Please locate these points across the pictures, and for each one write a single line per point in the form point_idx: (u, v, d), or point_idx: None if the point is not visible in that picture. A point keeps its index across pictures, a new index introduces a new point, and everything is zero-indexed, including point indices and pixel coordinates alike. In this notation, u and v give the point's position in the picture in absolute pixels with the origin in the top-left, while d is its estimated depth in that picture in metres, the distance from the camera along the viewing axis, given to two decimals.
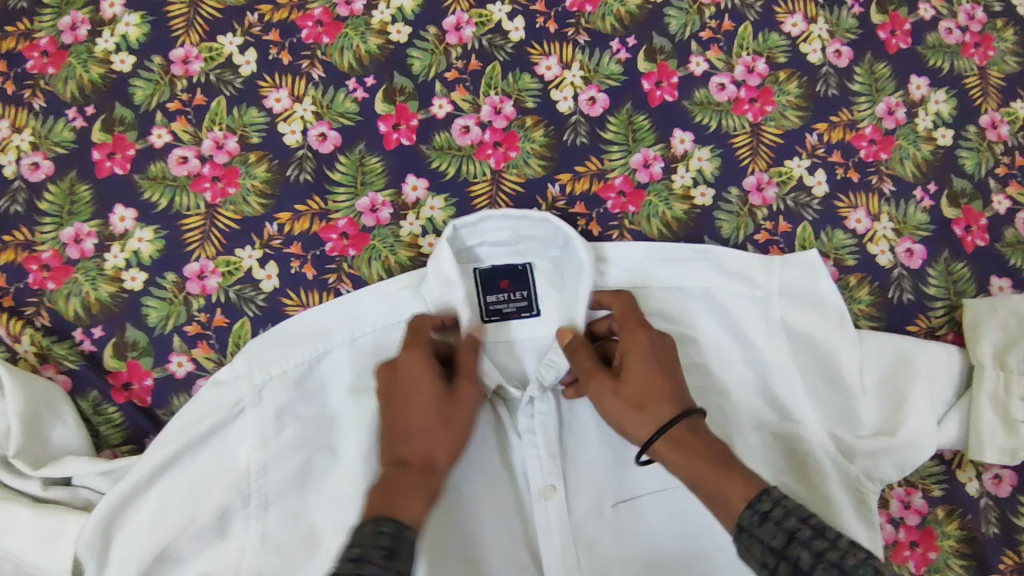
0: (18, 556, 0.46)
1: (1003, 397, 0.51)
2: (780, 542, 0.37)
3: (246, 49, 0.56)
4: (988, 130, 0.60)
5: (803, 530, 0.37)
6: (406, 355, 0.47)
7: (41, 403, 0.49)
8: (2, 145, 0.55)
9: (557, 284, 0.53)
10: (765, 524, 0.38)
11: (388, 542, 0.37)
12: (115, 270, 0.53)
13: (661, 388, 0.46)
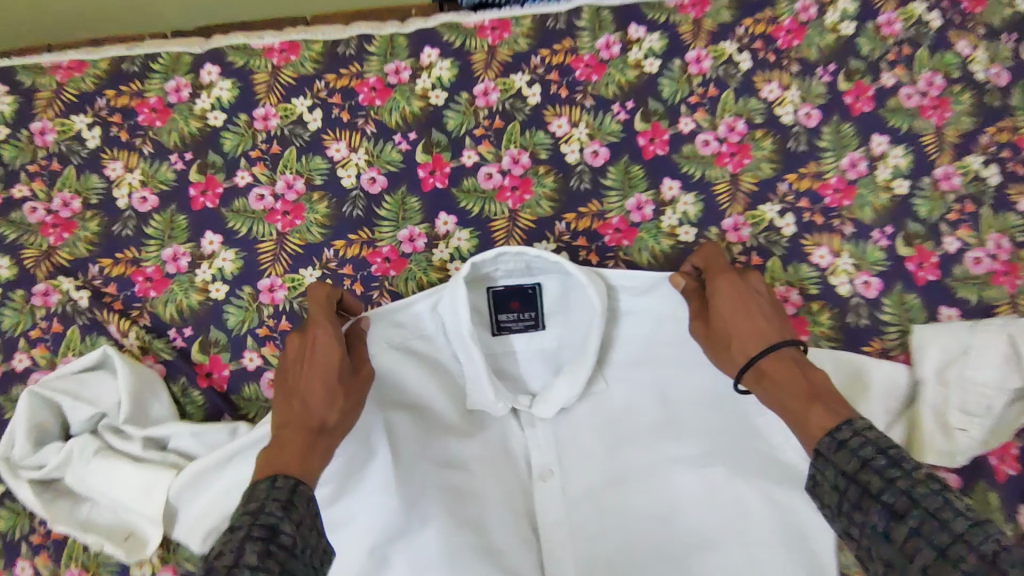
0: (119, 500, 0.57)
1: (941, 407, 0.60)
2: (853, 466, 0.45)
3: (314, 109, 0.70)
4: (941, 181, 0.69)
5: (877, 458, 0.44)
6: (318, 329, 0.56)
7: (144, 384, 0.61)
8: (118, 182, 0.68)
9: (561, 306, 0.65)
10: (841, 450, 0.46)
11: (283, 495, 0.45)
12: (204, 283, 0.65)
13: (748, 331, 0.57)
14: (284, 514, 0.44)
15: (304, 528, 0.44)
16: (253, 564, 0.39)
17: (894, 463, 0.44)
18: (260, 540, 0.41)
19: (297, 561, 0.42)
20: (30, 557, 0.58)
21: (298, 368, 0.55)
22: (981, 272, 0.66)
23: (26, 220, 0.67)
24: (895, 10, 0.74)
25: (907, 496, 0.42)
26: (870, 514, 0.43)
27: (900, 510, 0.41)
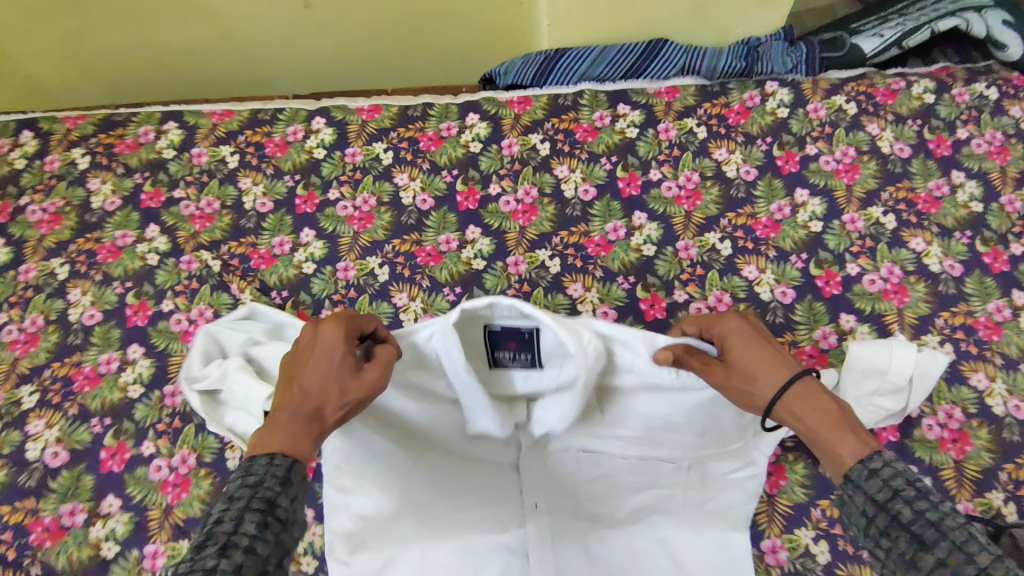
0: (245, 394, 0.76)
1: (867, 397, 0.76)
2: (884, 496, 0.53)
3: (387, 151, 0.98)
4: (848, 224, 0.91)
5: (908, 489, 0.53)
6: (325, 328, 0.64)
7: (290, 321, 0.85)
8: (247, 191, 0.96)
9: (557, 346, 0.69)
10: (873, 478, 0.55)
11: (282, 472, 0.54)
12: (298, 262, 0.91)
13: (771, 369, 0.65)
14: (281, 489, 0.53)
15: (295, 501, 0.54)
16: (252, 532, 0.49)
17: (919, 500, 0.52)
18: (260, 509, 0.50)
19: (286, 533, 0.52)
20: (154, 439, 0.82)
21: (304, 365, 0.63)
22: (874, 290, 0.87)
23: (180, 212, 0.95)
24: (821, 101, 0.99)
25: (935, 528, 0.49)
26: (897, 540, 0.51)
27: (928, 541, 0.49)
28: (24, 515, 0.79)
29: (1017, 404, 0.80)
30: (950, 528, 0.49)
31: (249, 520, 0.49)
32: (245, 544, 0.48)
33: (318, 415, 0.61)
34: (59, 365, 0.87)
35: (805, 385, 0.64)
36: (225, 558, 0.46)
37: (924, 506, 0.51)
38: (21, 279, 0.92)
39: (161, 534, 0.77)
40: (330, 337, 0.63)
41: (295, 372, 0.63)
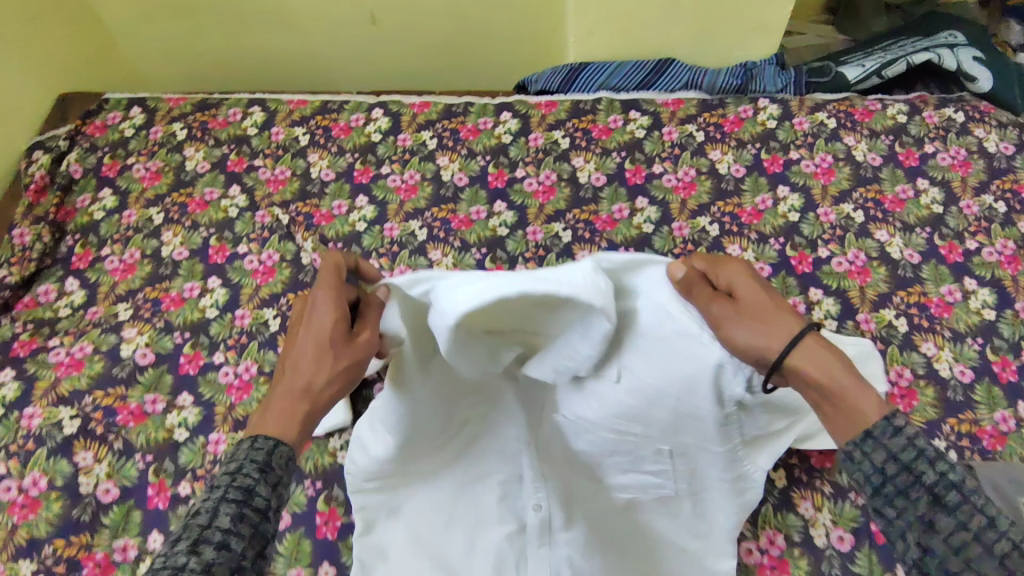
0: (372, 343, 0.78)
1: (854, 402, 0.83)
2: (911, 456, 0.58)
3: (433, 138, 1.17)
4: (822, 216, 1.05)
5: (928, 449, 0.59)
6: (317, 301, 0.73)
7: None
8: (314, 163, 1.15)
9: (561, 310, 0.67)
10: (897, 437, 0.59)
11: (261, 457, 0.62)
12: (353, 221, 1.09)
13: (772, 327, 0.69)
14: (259, 478, 0.61)
15: (275, 486, 0.62)
16: (225, 525, 0.57)
17: (939, 462, 0.58)
18: (236, 500, 0.58)
19: (263, 515, 0.60)
20: (224, 351, 0.97)
21: (300, 339, 0.72)
22: (841, 271, 1.00)
23: (258, 176, 1.14)
24: (806, 116, 1.15)
25: (956, 489, 0.57)
26: (917, 501, 0.58)
27: (949, 503, 0.57)
28: (112, 399, 0.92)
29: (961, 370, 0.92)
30: (971, 491, 0.57)
31: (226, 509, 0.58)
32: (218, 537, 0.56)
33: (307, 389, 0.70)
34: (150, 289, 1.03)
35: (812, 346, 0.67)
36: (196, 554, 0.54)
37: (945, 469, 0.57)
38: (124, 222, 1.11)
39: (225, 425, 0.92)
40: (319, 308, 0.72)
41: (293, 349, 0.72)
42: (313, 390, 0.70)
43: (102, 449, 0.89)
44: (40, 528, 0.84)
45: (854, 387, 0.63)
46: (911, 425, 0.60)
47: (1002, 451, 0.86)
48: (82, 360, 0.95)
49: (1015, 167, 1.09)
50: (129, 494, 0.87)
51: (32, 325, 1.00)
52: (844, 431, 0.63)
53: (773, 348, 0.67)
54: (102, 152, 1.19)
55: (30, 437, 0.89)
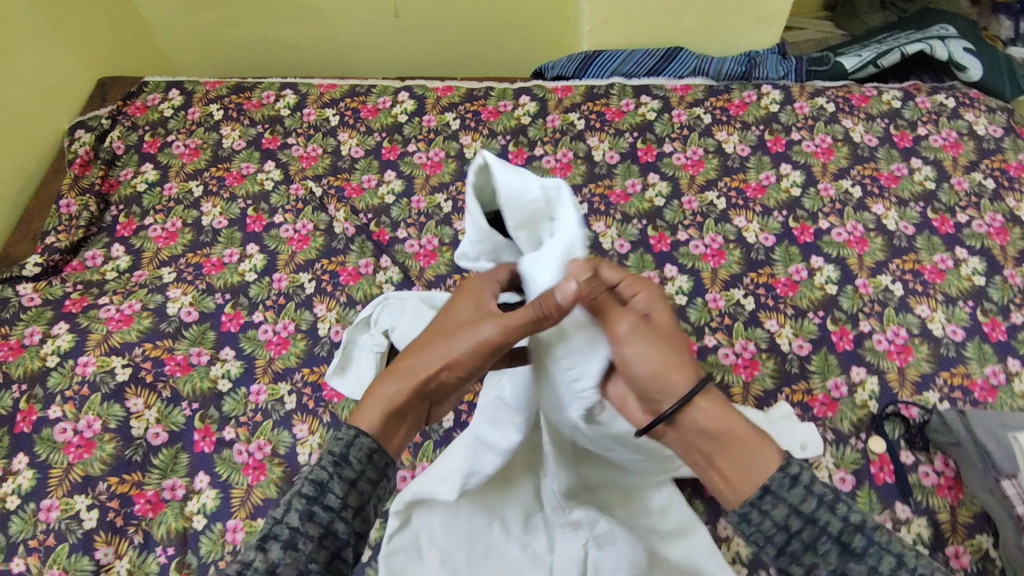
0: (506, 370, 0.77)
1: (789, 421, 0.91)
2: (811, 507, 0.55)
3: (456, 119, 1.24)
4: (823, 192, 1.12)
5: (826, 494, 0.55)
6: (472, 279, 0.71)
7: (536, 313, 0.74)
8: (345, 142, 1.22)
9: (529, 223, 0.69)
10: (795, 488, 0.55)
11: (340, 447, 0.60)
12: (382, 194, 1.16)
13: (673, 370, 0.60)
14: (334, 473, 0.59)
15: (352, 483, 0.60)
16: (295, 524, 0.57)
17: (839, 505, 0.55)
18: (308, 497, 0.58)
19: (341, 513, 0.59)
20: (263, 310, 1.04)
21: (438, 323, 0.69)
22: (840, 240, 1.07)
23: (292, 153, 1.21)
24: (806, 101, 1.22)
25: (861, 531, 0.54)
26: (827, 553, 0.55)
27: (857, 550, 0.54)
28: (161, 351, 0.99)
29: (954, 329, 0.98)
30: (874, 530, 0.54)
31: (297, 506, 0.58)
32: (286, 536, 0.57)
33: (415, 372, 0.65)
34: (192, 255, 1.10)
35: (709, 396, 0.59)
36: (263, 551, 0.56)
37: (847, 511, 0.55)
38: (165, 194, 1.18)
39: (265, 377, 0.98)
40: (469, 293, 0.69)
41: (428, 332, 0.69)
42: (409, 374, 0.65)
43: (152, 396, 0.95)
44: (94, 466, 0.89)
45: (753, 436, 0.57)
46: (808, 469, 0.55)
47: (993, 402, 0.92)
48: (131, 316, 1.02)
49: (1003, 148, 1.16)
50: (177, 437, 0.93)
51: (82, 285, 1.06)
52: (737, 489, 0.57)
53: (667, 394, 0.60)
54: (143, 130, 1.26)
55: (85, 383, 0.95)
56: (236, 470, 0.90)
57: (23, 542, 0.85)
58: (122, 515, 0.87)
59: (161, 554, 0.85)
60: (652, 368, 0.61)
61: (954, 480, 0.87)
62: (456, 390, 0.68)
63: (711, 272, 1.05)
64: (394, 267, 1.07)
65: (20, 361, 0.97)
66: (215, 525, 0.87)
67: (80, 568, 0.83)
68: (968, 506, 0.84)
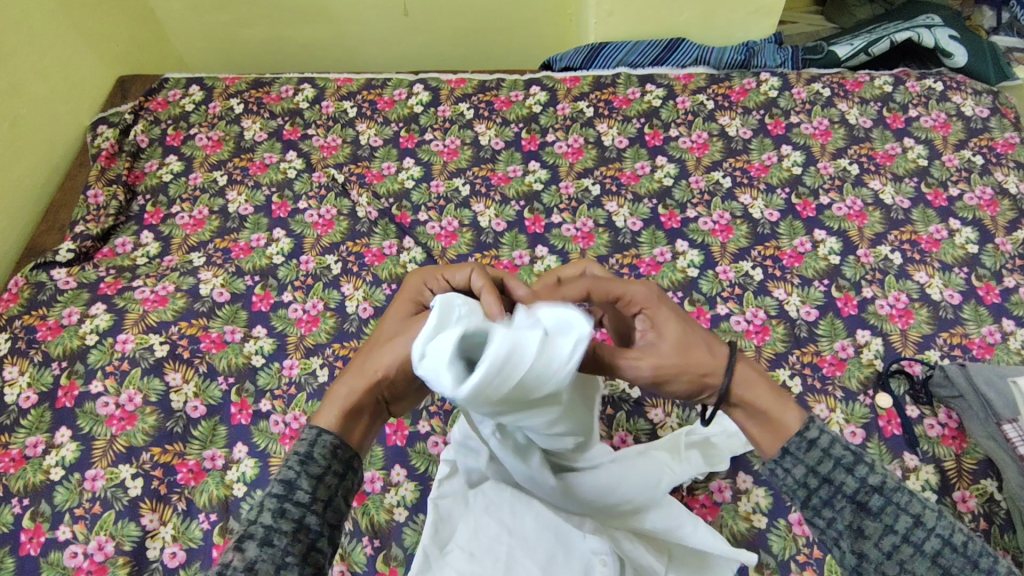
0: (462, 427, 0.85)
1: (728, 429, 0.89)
2: (829, 468, 0.57)
3: (470, 109, 1.29)
4: (822, 170, 1.18)
5: (848, 455, 0.57)
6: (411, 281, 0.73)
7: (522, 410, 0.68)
8: (363, 132, 1.27)
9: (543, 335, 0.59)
10: (812, 451, 0.58)
11: (303, 448, 0.59)
12: (402, 179, 1.20)
13: (701, 367, 0.62)
14: (300, 470, 0.57)
15: (321, 478, 0.58)
16: (267, 523, 0.54)
17: (857, 466, 0.57)
18: (277, 495, 0.55)
19: (312, 509, 0.56)
20: (292, 291, 1.07)
21: (386, 321, 0.70)
22: (841, 215, 1.13)
23: (312, 143, 1.26)
24: (803, 87, 1.29)
25: (878, 491, 0.56)
26: (842, 510, 0.57)
27: (873, 508, 0.56)
28: (196, 329, 1.03)
29: (951, 293, 1.04)
30: (893, 492, 0.56)
31: (268, 506, 0.55)
32: (261, 534, 0.53)
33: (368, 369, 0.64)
34: (220, 240, 1.14)
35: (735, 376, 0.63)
36: (238, 552, 0.52)
37: (865, 473, 0.56)
38: (190, 184, 1.21)
39: (297, 353, 1.01)
40: (412, 289, 0.72)
41: (377, 331, 0.70)
42: (363, 370, 0.65)
43: (189, 371, 0.99)
44: (137, 438, 0.93)
45: (779, 407, 0.61)
46: (827, 432, 0.58)
47: (991, 358, 0.98)
48: (166, 297, 1.06)
49: (989, 127, 1.23)
50: (215, 410, 0.96)
51: (114, 271, 1.10)
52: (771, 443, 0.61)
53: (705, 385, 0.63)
54: (165, 124, 1.30)
55: (125, 359, 0.99)
56: (273, 440, 0.93)
57: (69, 511, 0.88)
58: (165, 484, 0.90)
59: (204, 520, 0.87)
60: (687, 384, 0.63)
61: (958, 430, 0.92)
62: (413, 386, 0.68)
63: (720, 246, 1.11)
64: (417, 247, 1.11)
65: (59, 341, 1.01)
66: (255, 492, 0.89)
67: (127, 534, 0.86)
68: (972, 454, 0.90)
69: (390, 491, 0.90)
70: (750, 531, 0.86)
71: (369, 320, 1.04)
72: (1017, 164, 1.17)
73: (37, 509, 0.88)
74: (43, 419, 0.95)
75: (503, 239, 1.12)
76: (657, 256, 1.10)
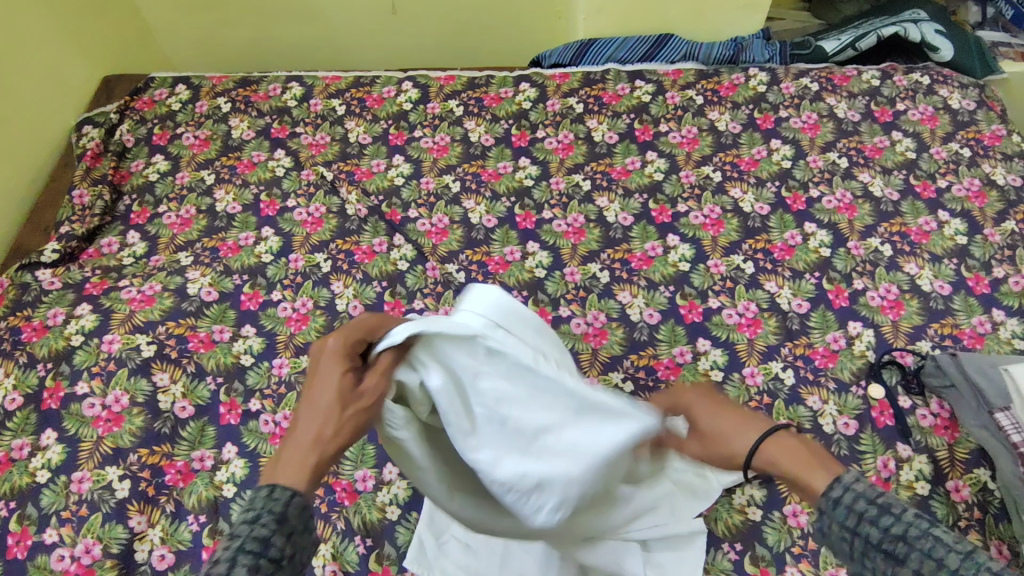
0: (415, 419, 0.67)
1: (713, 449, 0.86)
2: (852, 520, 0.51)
3: (460, 106, 1.28)
4: (812, 163, 1.19)
5: (870, 509, 0.51)
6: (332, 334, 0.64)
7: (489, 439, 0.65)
8: (352, 129, 1.26)
9: (540, 402, 0.62)
10: (837, 506, 0.53)
11: (278, 508, 0.53)
12: (392, 177, 1.19)
13: (731, 430, 0.63)
14: (276, 527, 0.52)
15: (292, 536, 0.53)
16: None
17: (882, 516, 0.50)
18: (253, 551, 0.49)
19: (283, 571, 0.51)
20: (281, 290, 1.06)
21: (314, 386, 0.61)
22: (831, 207, 1.13)
23: (301, 141, 1.25)
24: (792, 81, 1.29)
25: (903, 541, 0.48)
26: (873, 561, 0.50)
27: (900, 556, 0.48)
28: (183, 328, 1.01)
29: (941, 284, 1.04)
30: (917, 538, 0.48)
31: (242, 561, 0.49)
32: None
33: (322, 439, 0.59)
34: (208, 239, 1.13)
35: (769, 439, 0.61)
36: None
37: (889, 521, 0.49)
38: (178, 183, 1.20)
39: (287, 352, 1.00)
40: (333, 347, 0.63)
41: (307, 395, 0.61)
42: (318, 445, 0.59)
43: (177, 371, 0.97)
44: (124, 439, 0.92)
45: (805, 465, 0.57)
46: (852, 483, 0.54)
47: (981, 348, 0.98)
48: (153, 296, 1.05)
49: (976, 120, 1.23)
50: (203, 411, 0.94)
51: (100, 271, 1.09)
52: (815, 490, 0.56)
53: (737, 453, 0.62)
54: (152, 124, 1.29)
55: (111, 359, 0.98)
56: (263, 440, 0.92)
57: (55, 514, 0.87)
58: (153, 485, 0.88)
59: (193, 521, 0.86)
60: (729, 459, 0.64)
61: (950, 420, 0.92)
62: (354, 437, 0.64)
63: (711, 240, 1.11)
64: (407, 244, 1.11)
65: (44, 342, 1.00)
66: (245, 493, 0.88)
67: (114, 536, 0.85)
68: (964, 444, 0.90)
69: (381, 490, 0.89)
70: (744, 524, 0.85)
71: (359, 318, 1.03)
72: (1004, 156, 1.18)
73: (23, 512, 0.87)
74: (29, 420, 0.94)
75: (494, 235, 1.12)
76: (648, 250, 1.10)
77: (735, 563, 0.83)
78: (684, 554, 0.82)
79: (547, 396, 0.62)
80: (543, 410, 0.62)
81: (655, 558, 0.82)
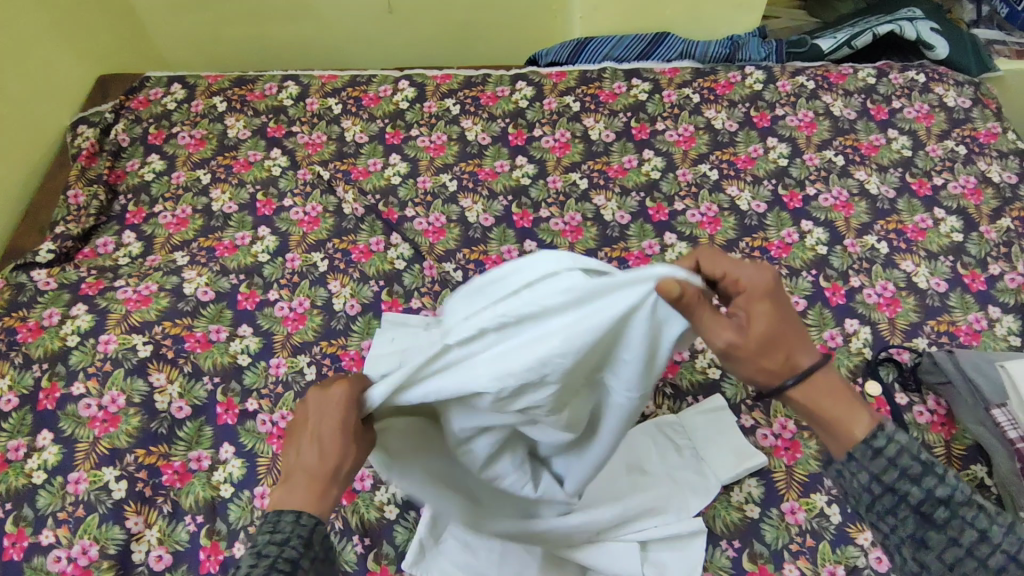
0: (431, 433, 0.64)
1: (710, 446, 0.89)
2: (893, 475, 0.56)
3: (456, 105, 1.28)
4: (808, 161, 1.19)
5: (914, 465, 0.55)
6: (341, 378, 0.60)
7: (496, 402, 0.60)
8: (349, 128, 1.26)
9: (514, 348, 0.57)
10: (878, 458, 0.56)
11: (306, 533, 0.54)
12: (388, 176, 1.19)
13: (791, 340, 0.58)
14: (303, 550, 0.53)
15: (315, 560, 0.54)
16: None
17: (925, 477, 0.55)
18: (283, 572, 0.51)
19: None
20: (278, 289, 1.06)
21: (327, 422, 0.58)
22: (827, 205, 1.14)
23: (297, 141, 1.24)
24: (788, 79, 1.29)
25: (943, 505, 0.55)
26: (905, 519, 0.57)
27: (937, 519, 0.56)
28: (180, 328, 1.01)
29: (937, 281, 1.04)
30: (958, 505, 0.55)
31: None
32: None
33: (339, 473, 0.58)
34: (204, 239, 1.12)
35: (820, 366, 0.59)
36: None
37: (932, 484, 0.55)
38: (174, 183, 1.20)
39: (284, 352, 1.00)
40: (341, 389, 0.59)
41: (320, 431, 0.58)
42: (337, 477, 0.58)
43: (173, 371, 0.97)
44: (120, 439, 0.91)
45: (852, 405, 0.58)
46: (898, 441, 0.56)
47: (978, 345, 0.98)
48: (149, 296, 1.05)
49: (972, 118, 1.23)
50: (200, 411, 0.94)
51: (95, 271, 1.09)
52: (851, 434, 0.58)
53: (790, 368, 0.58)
54: (147, 123, 1.28)
55: (107, 359, 0.97)
56: (260, 439, 0.92)
57: (52, 515, 0.86)
58: (150, 486, 0.88)
59: (191, 522, 0.86)
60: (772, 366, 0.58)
61: (946, 417, 0.92)
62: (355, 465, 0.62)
63: (708, 239, 1.11)
64: (404, 243, 1.11)
65: (40, 342, 1.00)
66: (243, 493, 0.88)
67: (111, 537, 0.84)
68: (961, 440, 0.90)
69: (380, 489, 0.89)
70: (742, 521, 0.85)
71: (357, 317, 1.03)
72: (1000, 154, 1.18)
73: (20, 513, 0.86)
74: (25, 421, 0.93)
75: (491, 234, 1.12)
76: (646, 249, 1.10)
77: (734, 560, 0.83)
78: (684, 552, 0.82)
79: (513, 336, 0.57)
80: (517, 352, 0.57)
81: (656, 556, 0.82)
